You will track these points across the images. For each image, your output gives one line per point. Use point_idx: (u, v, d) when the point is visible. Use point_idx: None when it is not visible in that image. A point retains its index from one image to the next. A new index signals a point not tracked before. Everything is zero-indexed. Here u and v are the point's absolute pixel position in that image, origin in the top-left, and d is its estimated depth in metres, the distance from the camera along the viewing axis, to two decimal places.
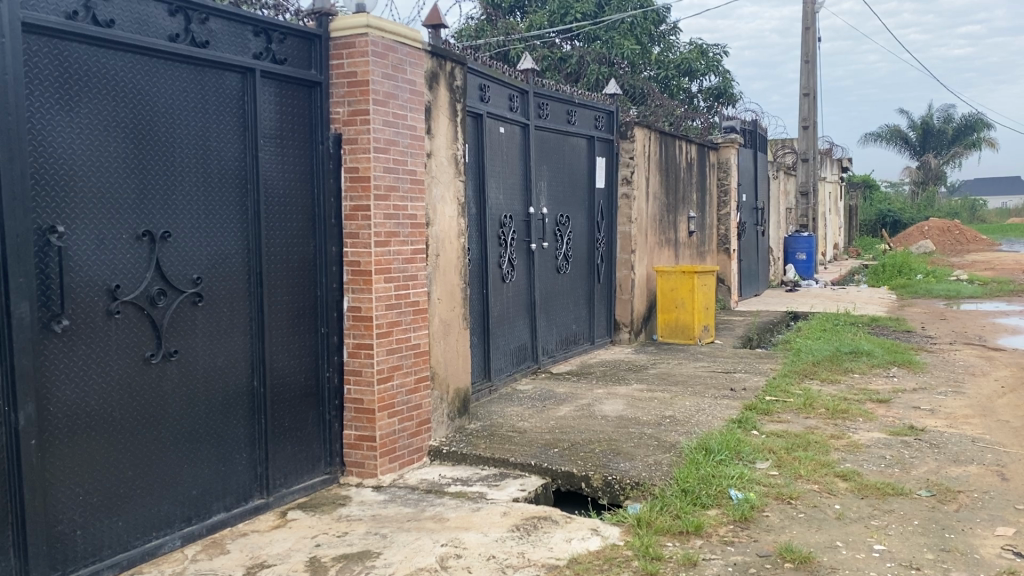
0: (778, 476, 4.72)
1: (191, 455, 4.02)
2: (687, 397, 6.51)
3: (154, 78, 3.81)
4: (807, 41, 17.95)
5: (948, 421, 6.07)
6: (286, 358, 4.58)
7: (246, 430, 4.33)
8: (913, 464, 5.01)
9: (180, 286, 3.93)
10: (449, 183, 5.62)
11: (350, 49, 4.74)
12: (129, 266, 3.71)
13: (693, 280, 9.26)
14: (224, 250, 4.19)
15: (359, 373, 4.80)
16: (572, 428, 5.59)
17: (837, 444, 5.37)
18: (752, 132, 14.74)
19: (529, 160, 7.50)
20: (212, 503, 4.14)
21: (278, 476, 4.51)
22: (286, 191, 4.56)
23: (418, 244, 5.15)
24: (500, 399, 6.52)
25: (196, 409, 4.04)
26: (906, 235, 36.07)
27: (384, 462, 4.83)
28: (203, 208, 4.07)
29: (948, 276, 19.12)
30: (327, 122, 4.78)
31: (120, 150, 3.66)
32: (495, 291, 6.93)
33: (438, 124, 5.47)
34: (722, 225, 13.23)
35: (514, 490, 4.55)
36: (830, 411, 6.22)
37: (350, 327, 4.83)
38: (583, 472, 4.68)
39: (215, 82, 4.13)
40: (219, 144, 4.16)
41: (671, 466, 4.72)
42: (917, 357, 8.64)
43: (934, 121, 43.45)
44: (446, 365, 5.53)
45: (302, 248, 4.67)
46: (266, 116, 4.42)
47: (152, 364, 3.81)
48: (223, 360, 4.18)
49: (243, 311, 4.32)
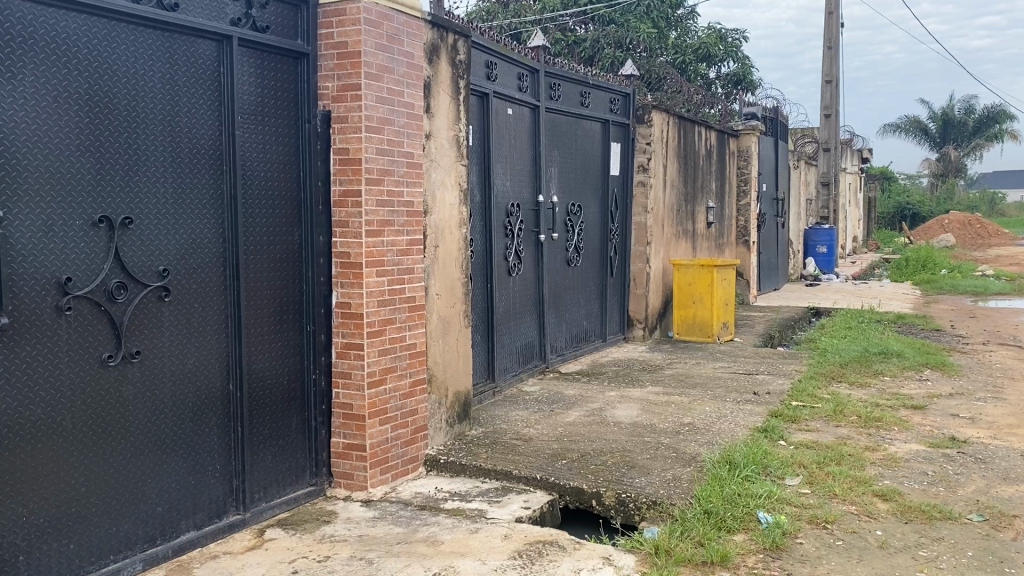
0: (811, 495, 4.25)
1: (156, 466, 3.60)
2: (706, 402, 6.04)
3: (114, 44, 3.38)
4: (830, 26, 17.31)
5: (991, 431, 5.57)
6: (268, 358, 4.15)
7: (220, 439, 3.89)
8: (959, 482, 4.51)
9: (144, 279, 3.50)
10: (451, 167, 5.15)
11: (340, 17, 4.28)
12: (84, 256, 3.28)
13: (711, 274, 8.77)
14: (196, 240, 3.75)
15: (348, 376, 4.37)
16: (582, 437, 5.14)
17: (872, 458, 4.89)
18: (773, 119, 14.17)
19: (539, 143, 7.02)
20: (180, 521, 3.72)
21: (257, 489, 4.07)
22: (268, 174, 4.10)
23: (414, 235, 4.70)
24: (504, 402, 6.06)
25: (162, 418, 3.61)
26: (925, 228, 35.42)
27: (375, 473, 4.39)
28: (171, 193, 3.62)
29: (974, 271, 18.50)
30: (315, 98, 4.34)
31: (73, 125, 3.23)
32: (500, 284, 6.47)
33: (438, 102, 5.00)
34: (741, 217, 12.72)
35: (517, 508, 4.10)
36: (862, 419, 5.73)
37: (338, 325, 4.39)
38: (594, 489, 4.23)
39: (186, 49, 3.68)
40: (191, 120, 3.71)
41: (692, 483, 4.27)
42: (951, 358, 8.12)
43: (955, 112, 42.66)
44: (446, 367, 5.07)
45: (285, 236, 4.22)
46: (246, 90, 3.96)
47: (110, 368, 3.39)
48: (193, 362, 3.75)
49: (218, 307, 3.87)
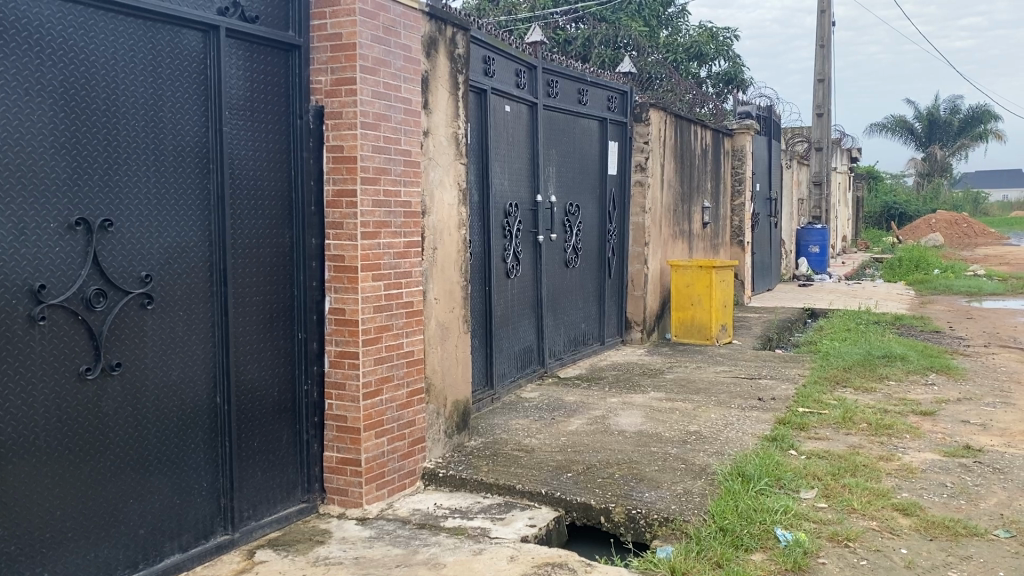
0: (829, 510, 4.06)
1: (138, 485, 3.35)
2: (711, 408, 5.85)
3: (91, 33, 3.13)
4: (822, 25, 17.20)
5: (1005, 438, 5.41)
6: (257, 368, 3.91)
7: (206, 455, 3.65)
8: (979, 495, 4.34)
9: (125, 285, 3.27)
10: (450, 166, 4.93)
11: (334, 6, 4.05)
12: (59, 261, 3.04)
13: (710, 276, 8.59)
14: (180, 244, 3.50)
15: (343, 387, 4.14)
16: (586, 447, 4.93)
17: (887, 468, 4.71)
18: (766, 119, 14.04)
19: (537, 140, 6.81)
20: (164, 544, 3.48)
21: (246, 507, 3.84)
22: (257, 173, 3.86)
23: (412, 237, 4.48)
24: (503, 410, 5.84)
25: (144, 434, 3.37)
26: (912, 227, 35.48)
27: (370, 490, 4.17)
28: (154, 193, 3.38)
29: (966, 271, 18.44)
30: (308, 93, 4.09)
31: (48, 121, 2.98)
32: (498, 287, 6.26)
33: (436, 98, 4.77)
34: (735, 217, 12.56)
35: (522, 526, 3.89)
36: (873, 426, 5.54)
37: (332, 333, 4.17)
38: (603, 504, 4.02)
39: (169, 40, 3.43)
40: (176, 115, 3.47)
41: (704, 497, 4.07)
42: (955, 361, 7.98)
43: (940, 112, 42.85)
44: (444, 375, 4.86)
45: (275, 240, 3.98)
46: (234, 83, 3.72)
47: (89, 382, 3.15)
48: (177, 374, 3.50)
49: (204, 315, 3.63)
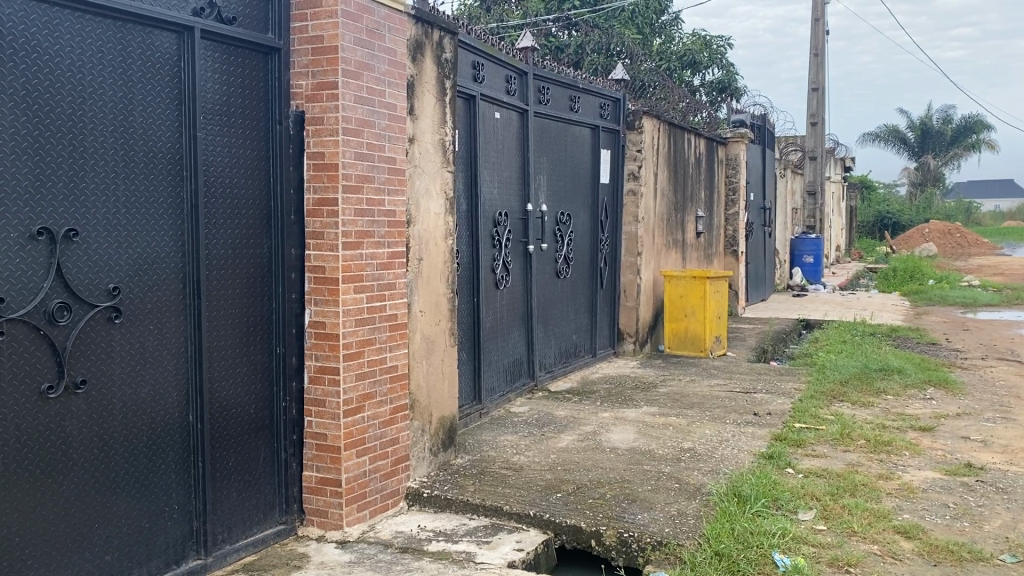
0: (827, 533, 3.90)
1: (104, 508, 3.18)
2: (705, 424, 5.69)
3: (56, 33, 2.97)
4: (817, 33, 17.11)
5: (1007, 456, 5.27)
6: (233, 385, 3.74)
7: (178, 477, 3.48)
8: (983, 517, 4.19)
9: (92, 298, 3.10)
10: (436, 174, 4.78)
11: (315, 8, 3.90)
12: (19, 273, 2.87)
13: (704, 287, 8.46)
14: (151, 254, 3.34)
15: (322, 404, 3.97)
16: (577, 465, 4.76)
17: (887, 488, 4.56)
18: (761, 128, 13.94)
19: (527, 148, 6.67)
20: (133, 570, 3.30)
21: (220, 529, 3.67)
22: (233, 180, 3.70)
23: (396, 247, 4.32)
24: (492, 426, 5.68)
25: (110, 455, 3.20)
26: (905, 237, 35.46)
27: (351, 511, 3.99)
28: (123, 201, 3.22)
29: (961, 281, 18.36)
30: (287, 97, 3.94)
31: (8, 124, 2.82)
32: (487, 298, 6.10)
33: (422, 104, 4.62)
34: (729, 226, 12.42)
35: (509, 550, 3.73)
36: (871, 443, 5.39)
37: (311, 348, 4.00)
38: (594, 527, 3.87)
39: (141, 42, 3.28)
40: (147, 120, 3.31)
41: (698, 520, 3.92)
42: (953, 375, 7.84)
43: (934, 122, 42.94)
44: (430, 390, 4.69)
45: (252, 250, 3.81)
46: (209, 87, 3.56)
47: (51, 401, 2.98)
48: (148, 392, 3.33)
49: (177, 328, 3.46)
